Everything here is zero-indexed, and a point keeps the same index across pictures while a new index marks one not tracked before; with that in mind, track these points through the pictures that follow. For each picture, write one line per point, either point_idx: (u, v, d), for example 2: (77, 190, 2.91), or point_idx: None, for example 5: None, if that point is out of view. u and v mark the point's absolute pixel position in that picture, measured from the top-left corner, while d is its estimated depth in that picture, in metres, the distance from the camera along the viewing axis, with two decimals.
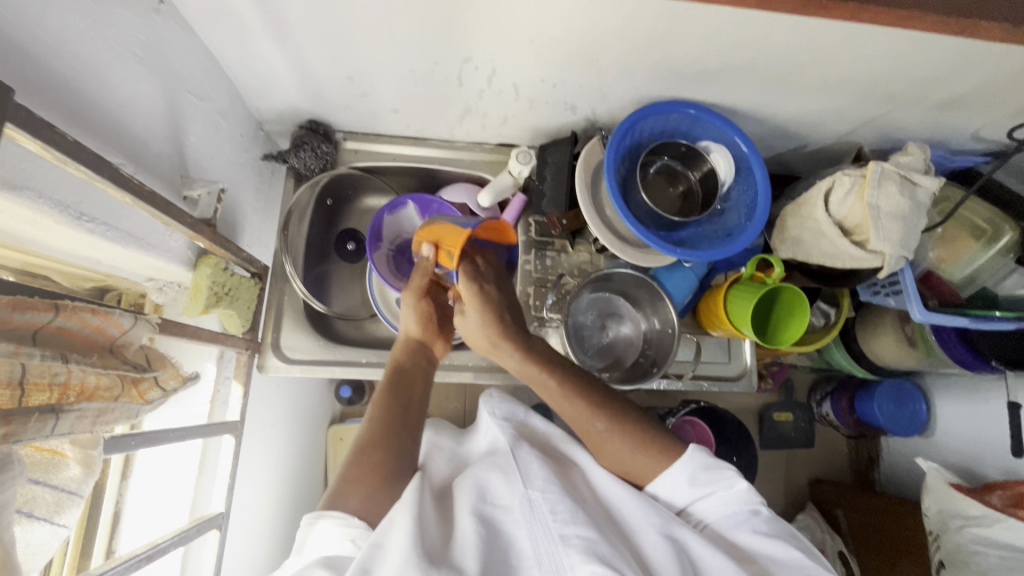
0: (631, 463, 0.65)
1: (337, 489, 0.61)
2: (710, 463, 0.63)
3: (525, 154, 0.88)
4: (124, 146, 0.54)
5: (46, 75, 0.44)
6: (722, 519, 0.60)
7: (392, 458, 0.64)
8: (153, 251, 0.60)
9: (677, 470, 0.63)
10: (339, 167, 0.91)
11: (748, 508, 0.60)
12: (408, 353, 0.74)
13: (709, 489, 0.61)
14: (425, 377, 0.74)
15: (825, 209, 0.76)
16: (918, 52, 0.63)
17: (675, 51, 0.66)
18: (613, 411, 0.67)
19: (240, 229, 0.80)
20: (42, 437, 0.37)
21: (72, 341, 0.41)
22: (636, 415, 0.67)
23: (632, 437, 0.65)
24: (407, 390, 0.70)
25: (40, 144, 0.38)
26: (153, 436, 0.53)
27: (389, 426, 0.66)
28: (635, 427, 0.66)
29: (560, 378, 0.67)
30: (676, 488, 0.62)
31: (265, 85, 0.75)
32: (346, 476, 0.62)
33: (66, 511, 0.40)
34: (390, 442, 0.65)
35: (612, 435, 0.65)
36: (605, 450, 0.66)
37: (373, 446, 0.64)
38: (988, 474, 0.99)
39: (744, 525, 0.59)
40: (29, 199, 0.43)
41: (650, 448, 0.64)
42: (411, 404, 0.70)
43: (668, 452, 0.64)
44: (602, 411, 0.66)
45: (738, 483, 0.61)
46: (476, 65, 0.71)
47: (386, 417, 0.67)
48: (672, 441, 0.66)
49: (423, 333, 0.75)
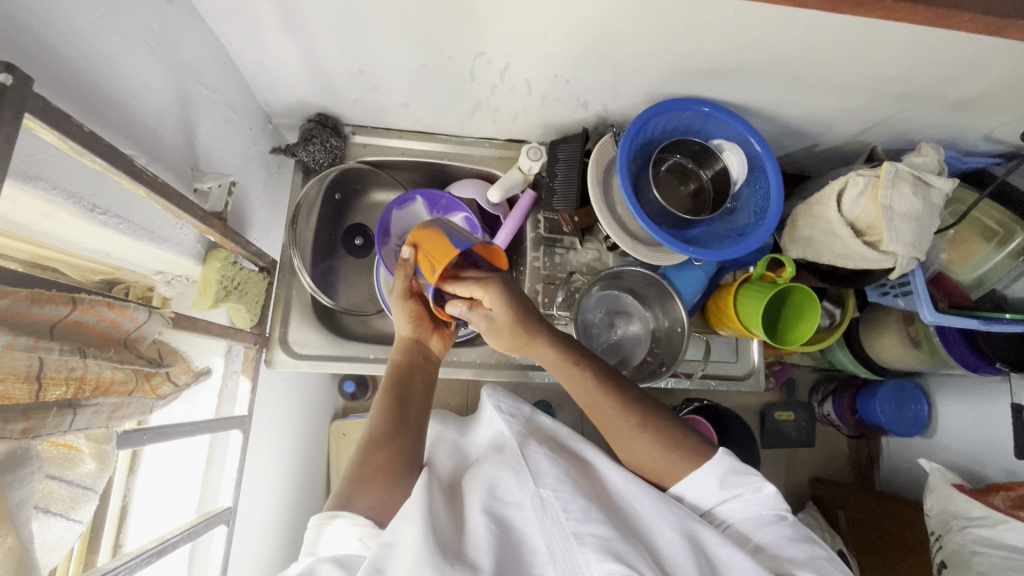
0: (657, 464, 0.64)
1: (344, 492, 0.61)
2: (738, 467, 0.63)
3: (536, 150, 0.87)
4: (137, 138, 0.54)
5: (61, 65, 0.43)
6: (745, 520, 0.62)
7: (399, 457, 0.64)
8: (163, 244, 0.60)
9: (705, 472, 0.62)
10: (348, 162, 0.90)
11: (773, 512, 0.61)
12: (404, 352, 0.73)
13: (737, 492, 0.62)
14: (425, 375, 0.73)
15: (838, 210, 0.75)
16: (935, 52, 0.62)
17: (691, 48, 0.65)
18: (643, 410, 0.66)
19: (248, 223, 0.79)
20: (59, 431, 0.36)
21: (89, 335, 0.41)
22: (665, 413, 0.67)
23: (660, 438, 0.64)
24: (406, 389, 0.69)
25: (58, 135, 0.38)
26: (165, 431, 0.53)
27: (391, 426, 0.66)
28: (664, 428, 0.65)
29: (592, 372, 0.67)
30: (701, 490, 0.63)
31: (275, 77, 0.74)
32: (354, 477, 0.62)
33: (81, 507, 0.40)
34: (393, 441, 0.65)
35: (640, 435, 0.65)
36: (632, 448, 0.66)
37: (378, 446, 0.64)
38: (990, 475, 0.99)
39: (768, 527, 0.61)
40: (43, 190, 0.43)
41: (678, 451, 0.64)
42: (411, 402, 0.69)
43: (697, 456, 0.64)
44: (631, 408, 0.65)
45: (765, 487, 0.62)
46: (490, 59, 0.70)
47: (387, 418, 0.66)
48: (700, 443, 0.65)
49: (417, 330, 0.74)
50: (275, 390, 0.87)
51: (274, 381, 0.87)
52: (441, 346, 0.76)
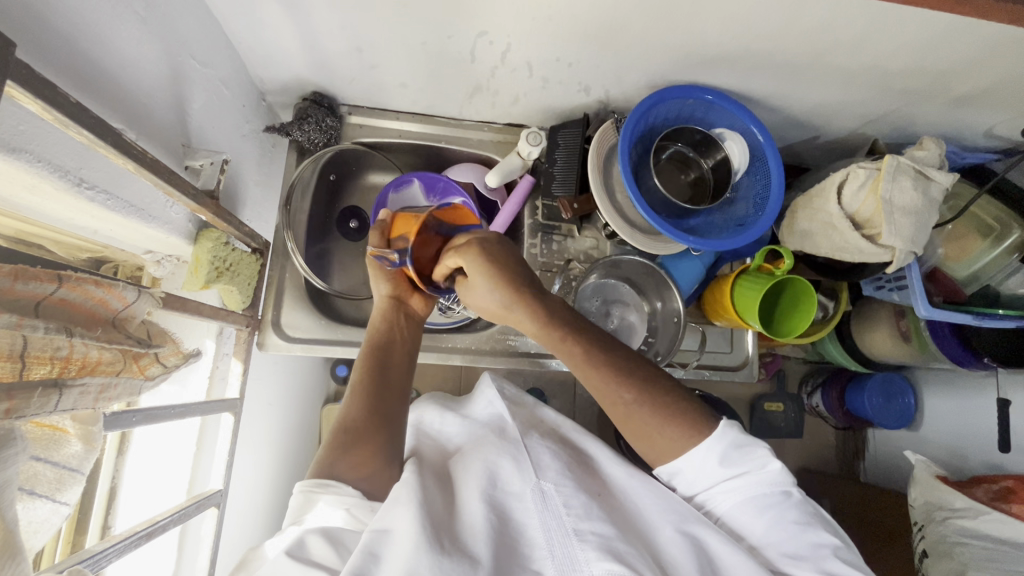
0: (652, 435, 0.62)
1: (328, 462, 0.60)
2: (740, 442, 0.59)
3: (535, 135, 0.85)
4: (125, 112, 0.52)
5: (46, 31, 0.41)
6: (754, 498, 0.58)
7: (376, 436, 0.63)
8: (153, 222, 0.58)
9: (704, 451, 0.59)
10: (343, 142, 0.88)
11: (780, 489, 0.58)
12: (383, 317, 0.71)
13: (739, 470, 0.59)
14: (408, 334, 0.73)
15: (838, 202, 0.75)
16: (945, 42, 0.61)
17: (697, 34, 0.64)
18: (640, 383, 0.62)
19: (241, 202, 0.78)
20: (45, 412, 0.36)
21: (75, 313, 0.39)
22: (667, 387, 0.63)
23: (657, 409, 0.61)
24: (387, 355, 0.70)
25: (42, 104, 0.36)
26: (155, 413, 0.52)
27: (368, 395, 0.66)
28: (657, 399, 0.61)
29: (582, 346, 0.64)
30: (701, 467, 0.59)
31: (270, 53, 0.72)
32: (335, 450, 0.61)
33: (67, 489, 0.39)
34: (371, 415, 0.64)
35: (638, 407, 0.62)
36: (646, 437, 0.62)
37: (353, 425, 0.63)
38: (972, 467, 1.01)
39: (766, 508, 0.57)
40: (28, 163, 0.41)
41: (680, 424, 0.60)
42: (391, 367, 0.69)
43: (698, 429, 0.60)
44: (626, 379, 0.62)
45: (771, 464, 0.58)
46: (491, 40, 0.69)
47: (366, 386, 0.66)
48: (705, 417, 0.61)
49: (395, 288, 0.73)
50: (266, 373, 0.86)
51: (266, 364, 0.86)
52: (422, 306, 0.75)
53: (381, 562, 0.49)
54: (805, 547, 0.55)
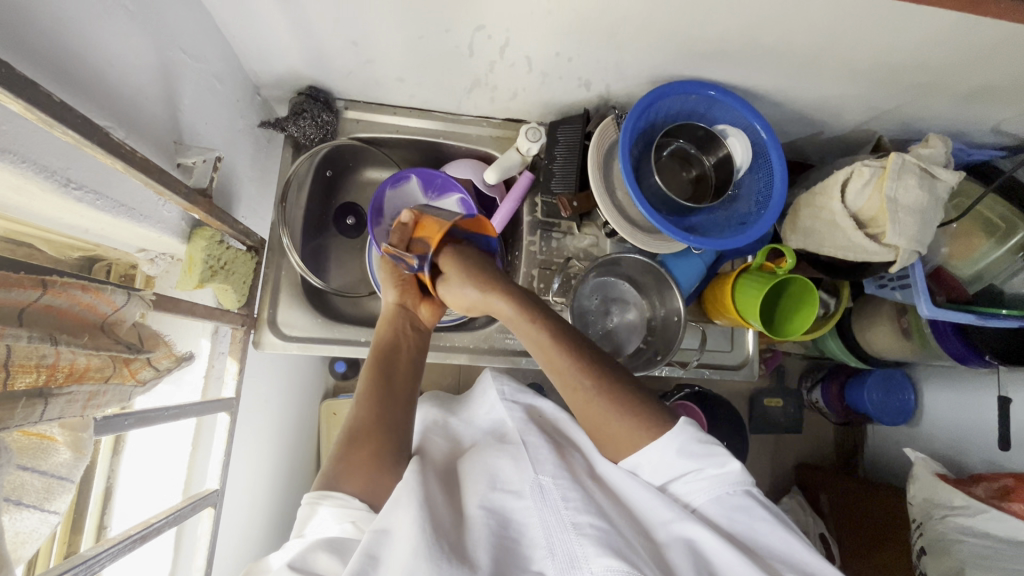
0: (618, 430, 0.62)
1: (334, 471, 0.60)
2: (700, 438, 0.59)
3: (534, 131, 0.85)
4: (113, 109, 0.51)
5: (28, 27, 0.40)
6: (711, 501, 0.57)
7: (381, 435, 0.64)
8: (145, 221, 0.57)
9: (662, 445, 0.59)
10: (339, 138, 0.87)
11: (740, 489, 0.57)
12: (390, 324, 0.73)
13: (698, 466, 0.58)
14: (415, 343, 0.74)
15: (841, 200, 0.74)
16: (953, 38, 0.60)
17: (699, 28, 0.63)
18: (605, 374, 0.63)
19: (236, 199, 0.77)
20: (30, 422, 0.35)
21: (62, 320, 0.39)
22: (628, 382, 0.64)
23: (616, 402, 0.62)
24: (394, 359, 0.70)
25: (24, 105, 0.35)
26: (149, 416, 0.52)
27: (373, 395, 0.66)
28: (624, 394, 0.62)
29: (549, 325, 0.66)
30: (661, 461, 0.59)
31: (263, 46, 0.70)
32: (341, 456, 0.61)
33: (57, 499, 0.39)
34: (378, 417, 0.65)
35: (597, 398, 0.62)
36: (612, 436, 0.62)
37: (360, 425, 0.64)
38: (972, 465, 1.00)
39: (734, 509, 0.56)
40: (12, 163, 0.40)
41: (635, 418, 0.61)
42: (397, 375, 0.69)
43: (658, 427, 0.61)
44: (591, 369, 0.63)
45: (730, 463, 0.58)
46: (489, 34, 0.67)
47: (374, 387, 0.67)
48: (662, 417, 0.62)
49: (402, 296, 0.75)
50: (263, 371, 0.85)
51: (263, 362, 0.85)
52: (429, 315, 0.77)
53: (379, 565, 0.49)
54: (782, 544, 0.53)
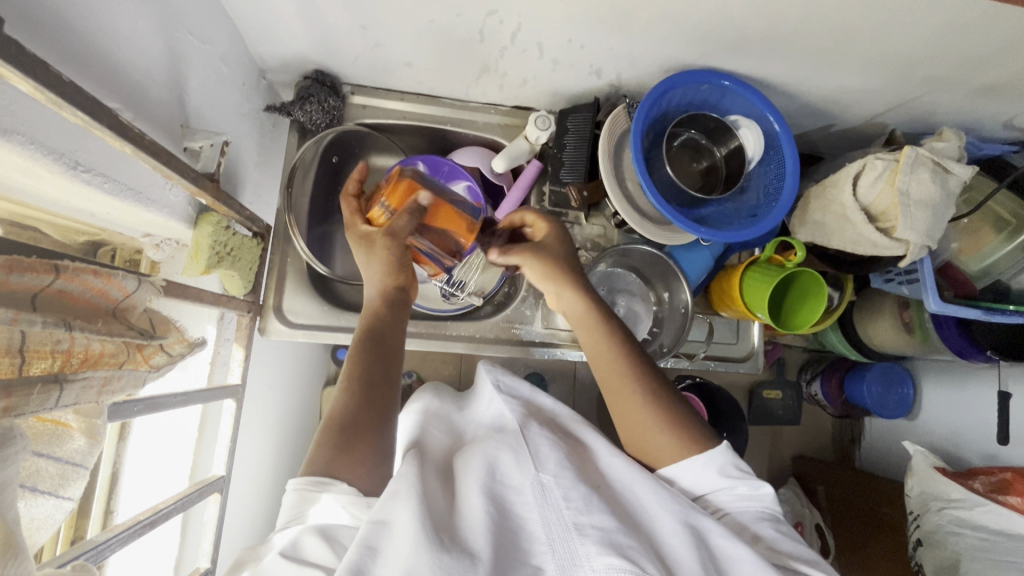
0: (651, 438, 0.63)
1: (324, 458, 0.58)
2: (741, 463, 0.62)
3: (544, 119, 0.82)
4: (121, 92, 0.50)
5: (36, 7, 0.39)
6: (740, 513, 0.59)
7: (369, 425, 0.62)
8: (151, 206, 0.56)
9: (704, 459, 0.60)
10: (346, 124, 0.86)
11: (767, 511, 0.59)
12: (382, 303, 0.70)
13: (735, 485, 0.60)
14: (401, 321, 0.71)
15: (853, 194, 0.73)
16: (975, 29, 0.59)
17: (715, 16, 0.62)
18: (653, 380, 0.65)
19: (241, 184, 0.76)
20: (46, 409, 0.35)
21: (74, 305, 0.39)
22: (670, 392, 0.66)
23: (660, 412, 0.63)
24: (385, 339, 0.68)
25: (34, 85, 0.34)
26: (156, 402, 0.51)
27: (359, 388, 0.64)
28: (665, 407, 0.64)
29: (615, 330, 0.69)
30: (700, 474, 0.60)
31: (269, 29, 0.69)
32: (330, 446, 0.59)
33: (71, 485, 0.40)
34: (365, 406, 0.63)
35: (642, 404, 0.64)
36: (646, 438, 0.64)
37: (346, 416, 0.61)
38: (969, 458, 1.02)
39: (757, 520, 0.58)
40: (21, 145, 0.40)
41: (677, 432, 0.63)
42: (388, 362, 0.67)
43: (691, 443, 0.62)
44: (642, 378, 0.66)
45: (764, 487, 0.60)
46: (501, 19, 0.66)
47: (359, 376, 0.64)
48: (703, 437, 0.63)
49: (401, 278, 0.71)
50: (267, 358, 0.85)
51: (267, 348, 0.85)
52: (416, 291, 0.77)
53: (382, 558, 0.49)
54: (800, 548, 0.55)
